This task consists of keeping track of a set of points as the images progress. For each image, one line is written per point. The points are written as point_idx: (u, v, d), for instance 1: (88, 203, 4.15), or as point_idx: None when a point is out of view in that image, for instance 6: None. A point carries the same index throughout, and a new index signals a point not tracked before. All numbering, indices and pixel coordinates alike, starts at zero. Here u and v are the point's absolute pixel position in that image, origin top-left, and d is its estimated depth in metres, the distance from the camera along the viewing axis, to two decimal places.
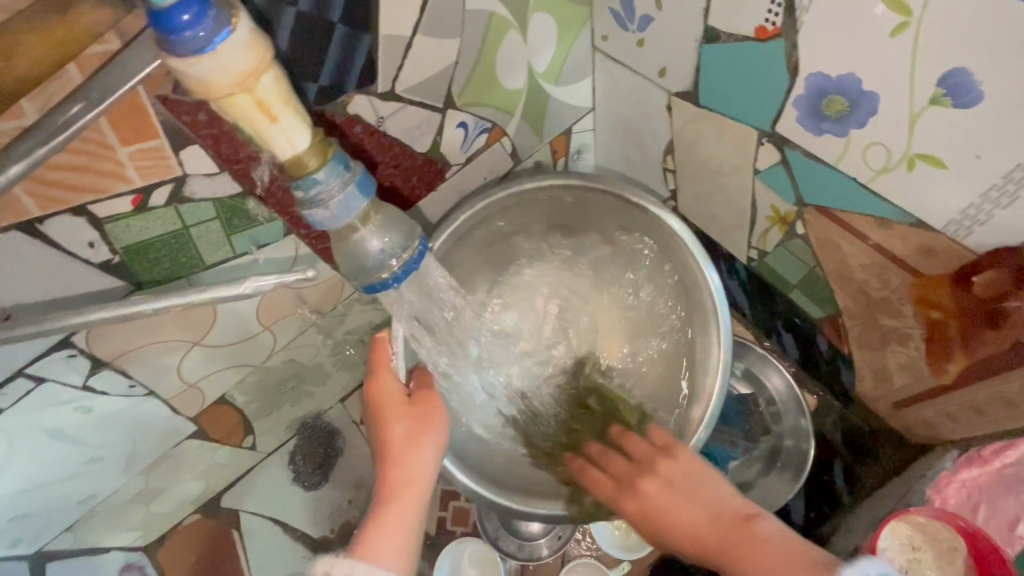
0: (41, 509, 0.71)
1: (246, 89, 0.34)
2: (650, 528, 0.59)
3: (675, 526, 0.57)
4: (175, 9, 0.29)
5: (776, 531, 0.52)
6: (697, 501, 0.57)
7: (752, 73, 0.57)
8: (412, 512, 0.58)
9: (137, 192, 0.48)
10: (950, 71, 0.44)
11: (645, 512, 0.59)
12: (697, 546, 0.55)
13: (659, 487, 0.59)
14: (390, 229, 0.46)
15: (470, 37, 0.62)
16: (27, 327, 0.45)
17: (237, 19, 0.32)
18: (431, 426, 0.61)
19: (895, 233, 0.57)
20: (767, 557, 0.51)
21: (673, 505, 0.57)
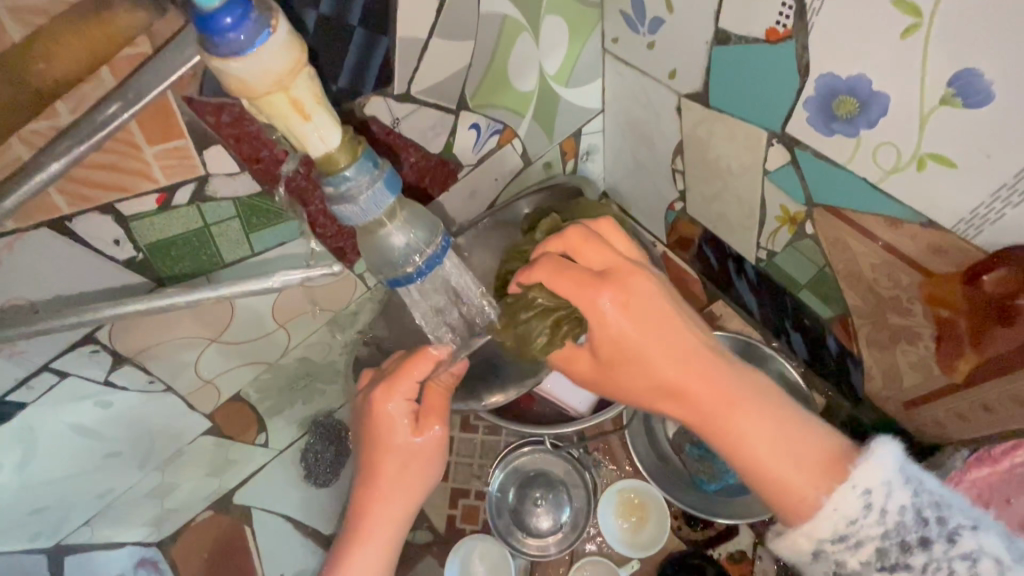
0: (59, 503, 0.72)
1: (281, 88, 0.34)
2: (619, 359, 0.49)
3: (659, 364, 0.47)
4: (218, 12, 0.30)
5: (772, 394, 0.48)
6: (688, 331, 0.48)
7: (762, 74, 0.58)
8: (401, 515, 0.57)
9: (162, 191, 0.49)
10: (960, 72, 0.44)
11: (627, 334, 0.47)
12: (674, 390, 0.48)
13: (651, 308, 0.47)
14: (414, 224, 0.46)
15: (484, 39, 0.63)
16: (70, 316, 0.47)
17: (277, 21, 0.33)
18: (431, 422, 0.56)
19: (905, 232, 0.57)
20: (761, 414, 0.46)
21: (662, 334, 0.47)
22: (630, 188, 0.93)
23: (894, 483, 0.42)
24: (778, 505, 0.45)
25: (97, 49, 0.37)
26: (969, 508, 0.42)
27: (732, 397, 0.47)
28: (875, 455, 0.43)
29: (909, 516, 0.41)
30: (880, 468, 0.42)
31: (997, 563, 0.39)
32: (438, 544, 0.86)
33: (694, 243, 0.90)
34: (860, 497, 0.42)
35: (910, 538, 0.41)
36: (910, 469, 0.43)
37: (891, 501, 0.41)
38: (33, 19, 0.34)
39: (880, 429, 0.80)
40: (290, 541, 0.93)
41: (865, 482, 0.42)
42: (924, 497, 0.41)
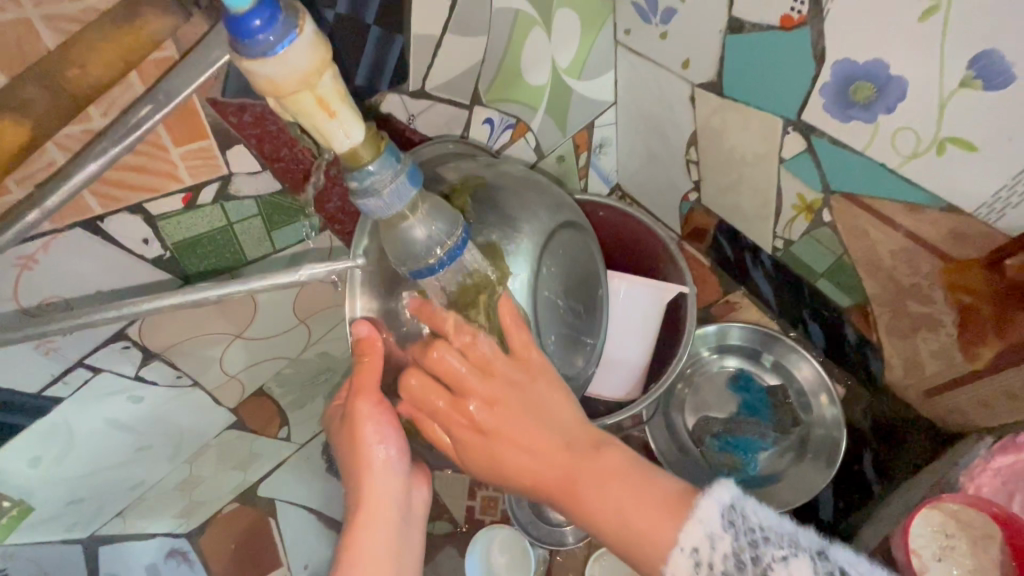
0: (94, 494, 0.74)
1: (309, 87, 0.34)
2: (480, 461, 0.50)
3: (510, 463, 0.49)
4: (249, 13, 0.30)
5: (618, 459, 0.47)
6: (535, 421, 0.49)
7: (776, 61, 0.57)
8: (391, 489, 0.54)
9: (188, 190, 0.50)
10: (980, 54, 0.44)
11: (484, 425, 0.49)
12: (533, 488, 0.49)
13: (500, 400, 0.48)
14: (437, 217, 0.45)
15: (497, 34, 0.63)
16: (108, 309, 0.45)
17: (303, 24, 0.33)
18: (364, 399, 0.52)
19: (925, 218, 0.56)
20: (603, 485, 0.46)
21: (514, 431, 0.48)
22: (645, 180, 0.92)
23: (715, 532, 0.39)
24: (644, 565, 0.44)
25: (129, 53, 0.38)
26: (789, 535, 0.39)
27: (573, 477, 0.47)
28: (699, 509, 0.41)
29: (731, 568, 0.38)
30: (701, 523, 0.40)
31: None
32: (459, 535, 0.88)
33: (708, 234, 0.90)
34: (688, 556, 0.40)
35: None
36: (733, 509, 0.40)
37: (716, 554, 0.39)
38: (67, 27, 0.35)
39: (900, 418, 0.79)
40: (314, 533, 0.96)
41: (691, 541, 0.40)
42: (742, 538, 0.38)
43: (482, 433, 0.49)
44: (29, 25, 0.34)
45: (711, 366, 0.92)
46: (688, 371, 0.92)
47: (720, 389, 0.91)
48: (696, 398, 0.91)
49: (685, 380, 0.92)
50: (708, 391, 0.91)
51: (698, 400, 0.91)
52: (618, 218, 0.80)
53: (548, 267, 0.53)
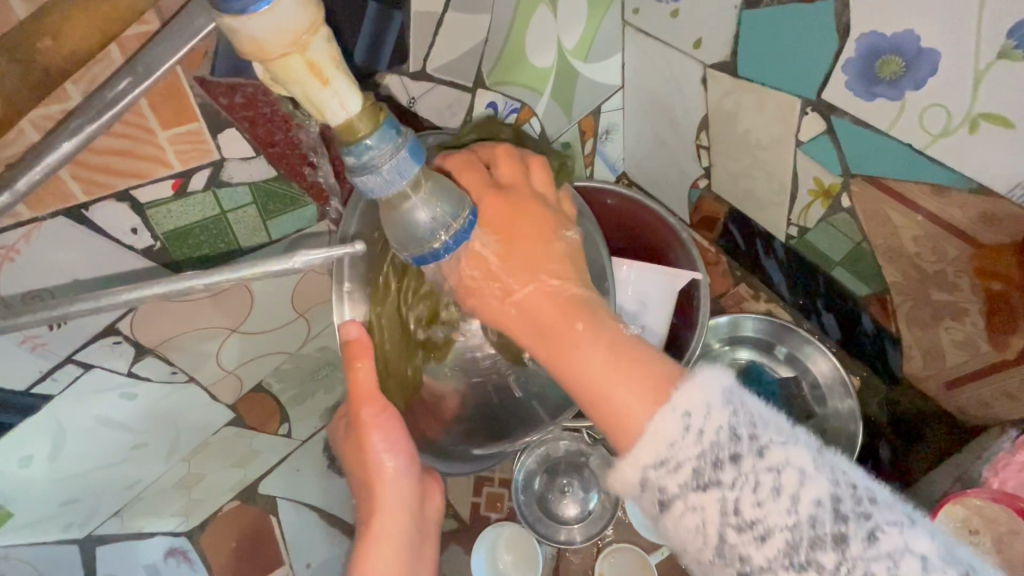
0: (89, 493, 0.72)
1: (299, 49, 0.31)
2: (475, 297, 0.48)
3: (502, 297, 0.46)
4: None
5: (613, 324, 0.45)
6: (540, 264, 0.47)
7: (796, 37, 0.55)
8: (404, 494, 0.52)
9: (177, 176, 0.48)
10: (1022, 22, 0.41)
11: (487, 269, 0.47)
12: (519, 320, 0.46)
13: (509, 236, 0.47)
14: (441, 197, 0.40)
15: (501, 12, 0.60)
16: (85, 302, 0.41)
17: None
18: (365, 406, 0.50)
19: (953, 201, 0.54)
20: (596, 339, 0.44)
21: (509, 275, 0.46)
22: (653, 167, 0.90)
23: (714, 404, 0.38)
24: (610, 429, 0.42)
25: (108, 24, 0.34)
26: (786, 428, 0.37)
27: (564, 327, 0.45)
28: (697, 377, 0.39)
29: (723, 438, 0.37)
30: (698, 389, 0.38)
31: (801, 474, 0.35)
32: (465, 533, 0.86)
33: (719, 222, 0.87)
34: (680, 419, 0.38)
35: (720, 457, 0.36)
36: (733, 392, 0.38)
37: (708, 422, 0.37)
38: None
39: (918, 410, 0.77)
40: (316, 531, 0.94)
41: (686, 404, 0.38)
42: (741, 416, 0.37)
43: (470, 276, 0.47)
44: None
45: (722, 358, 0.89)
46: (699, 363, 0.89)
47: None
48: None
49: None
50: None
51: None
52: (627, 206, 0.78)
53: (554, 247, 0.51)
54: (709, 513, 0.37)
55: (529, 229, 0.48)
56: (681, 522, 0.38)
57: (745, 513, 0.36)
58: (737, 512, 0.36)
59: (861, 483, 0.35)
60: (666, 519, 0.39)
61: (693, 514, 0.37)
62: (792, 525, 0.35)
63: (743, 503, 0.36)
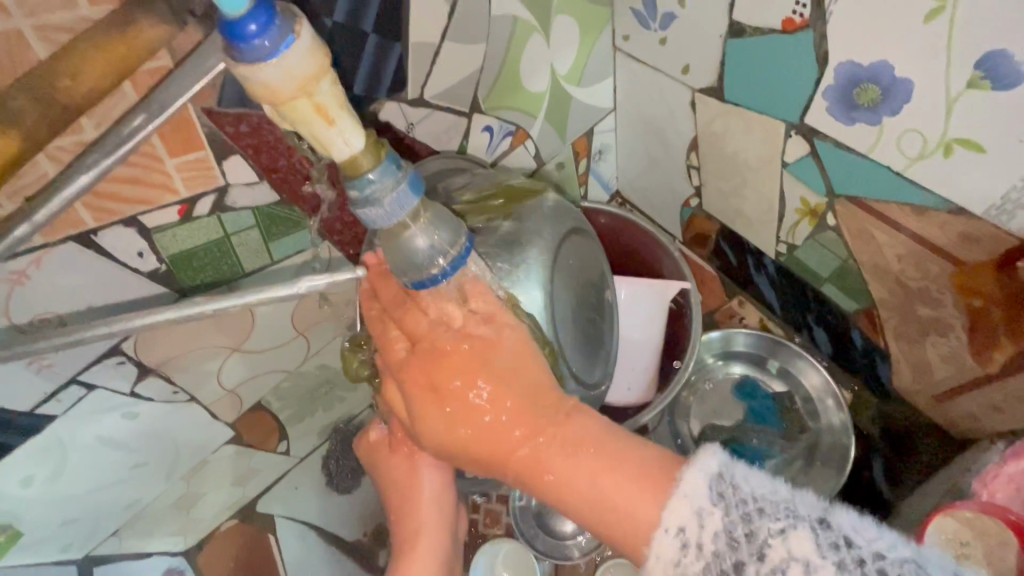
0: (88, 514, 0.73)
1: (307, 94, 0.33)
2: (446, 445, 0.46)
3: (478, 432, 0.44)
4: (244, 18, 0.30)
5: (592, 430, 0.43)
6: (503, 386, 0.43)
7: (778, 65, 0.57)
8: (441, 513, 0.55)
9: (183, 202, 0.49)
10: (988, 54, 0.43)
11: (453, 412, 0.44)
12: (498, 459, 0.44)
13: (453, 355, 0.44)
14: (439, 224, 0.42)
15: (495, 41, 0.63)
16: (100, 327, 0.44)
17: (301, 27, 0.32)
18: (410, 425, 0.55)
19: (933, 221, 0.56)
20: (577, 455, 0.42)
21: (480, 392, 0.43)
22: (645, 185, 0.92)
23: (705, 507, 0.37)
24: (619, 542, 0.41)
25: (121, 62, 0.36)
26: (782, 503, 0.36)
27: (541, 451, 0.43)
28: (685, 483, 0.38)
29: (723, 546, 0.35)
30: (689, 497, 0.37)
31: (806, 566, 0.34)
32: (463, 551, 0.86)
33: (711, 240, 0.89)
34: (676, 539, 0.37)
35: (726, 567, 0.35)
36: (721, 482, 0.37)
37: (705, 532, 0.36)
38: (59, 36, 0.36)
39: (910, 423, 0.78)
40: (315, 549, 0.94)
41: (678, 521, 0.37)
42: (733, 513, 0.36)
43: (445, 412, 0.44)
44: (18, 34, 0.34)
45: (716, 374, 0.91)
46: (693, 379, 0.91)
47: (726, 396, 0.90)
48: (703, 407, 0.90)
49: (691, 388, 0.91)
50: (715, 400, 0.90)
51: (704, 408, 0.90)
52: (619, 224, 0.80)
53: (559, 279, 0.51)
54: None
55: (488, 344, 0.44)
56: None
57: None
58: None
59: (867, 552, 0.34)
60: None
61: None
62: None
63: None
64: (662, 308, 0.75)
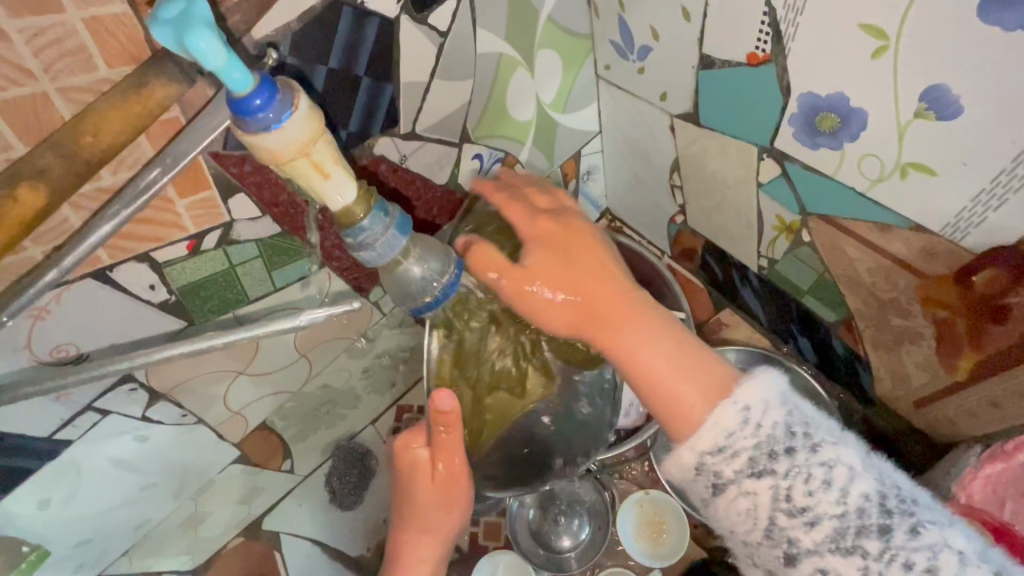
0: (101, 534, 0.75)
1: (304, 153, 0.37)
2: (542, 303, 0.48)
3: (570, 303, 0.48)
4: (250, 95, 0.34)
5: (668, 320, 0.49)
6: (605, 268, 0.50)
7: (746, 95, 0.61)
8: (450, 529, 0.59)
9: (192, 238, 0.53)
10: (930, 88, 0.47)
11: (560, 281, 0.49)
12: (586, 316, 0.48)
13: (573, 245, 0.50)
14: (429, 256, 0.47)
15: (482, 77, 0.67)
16: (118, 362, 0.52)
17: (298, 99, 0.37)
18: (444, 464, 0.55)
19: (896, 237, 0.59)
20: (660, 335, 0.48)
21: (585, 277, 0.49)
22: (633, 203, 0.95)
23: (773, 403, 0.44)
24: (665, 413, 0.46)
25: (136, 119, 0.39)
26: (832, 429, 0.44)
27: (630, 321, 0.48)
28: (756, 380, 0.44)
29: (780, 432, 0.43)
30: (757, 390, 0.44)
31: (850, 471, 0.42)
32: (462, 564, 0.87)
33: (697, 255, 0.92)
34: (739, 412, 0.44)
35: (779, 451, 0.42)
36: (789, 394, 0.45)
37: (767, 418, 0.43)
38: (80, 97, 0.39)
39: (893, 429, 0.81)
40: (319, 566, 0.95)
41: (746, 400, 0.44)
42: (795, 415, 0.43)
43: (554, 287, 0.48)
44: (44, 97, 0.38)
45: None
46: None
47: None
48: None
49: None
50: None
51: None
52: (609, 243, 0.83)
53: None
54: (761, 498, 0.43)
55: (595, 243, 0.51)
56: (733, 505, 0.44)
57: (796, 500, 0.42)
58: (788, 499, 0.42)
59: (893, 481, 0.43)
60: (719, 501, 0.45)
61: (745, 499, 0.43)
62: (839, 513, 0.41)
63: (795, 489, 0.42)
64: None
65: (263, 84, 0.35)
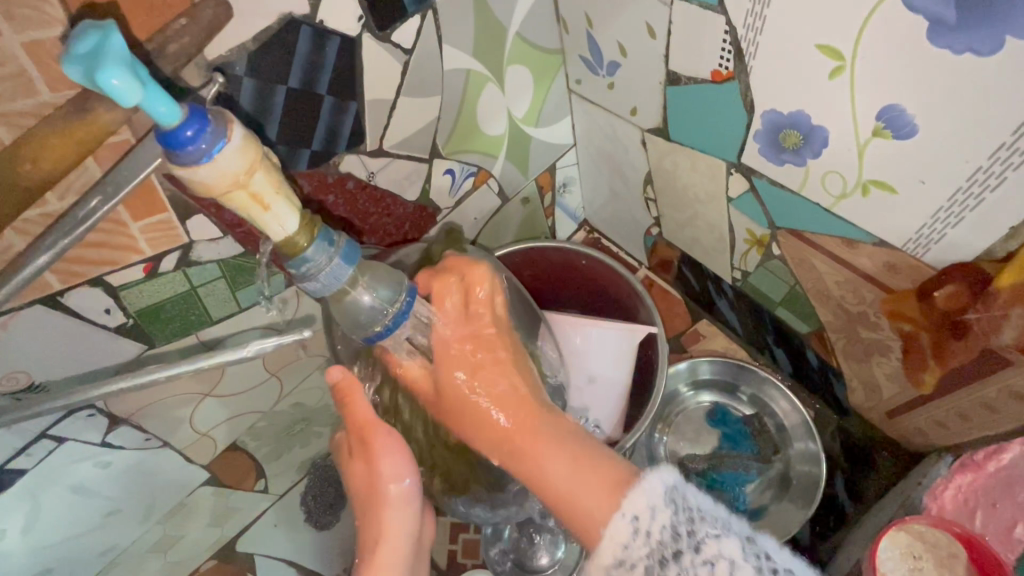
0: (64, 562, 0.73)
1: (241, 187, 0.38)
2: (454, 410, 0.50)
3: (482, 417, 0.48)
4: (179, 127, 0.34)
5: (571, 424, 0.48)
6: (511, 379, 0.50)
7: (712, 112, 0.61)
8: (407, 525, 0.53)
9: (148, 261, 0.52)
10: (885, 108, 0.48)
11: (463, 387, 0.49)
12: (492, 433, 0.48)
13: (478, 342, 0.50)
14: (378, 284, 0.47)
15: (450, 93, 0.66)
16: (59, 399, 0.51)
17: (232, 129, 0.37)
18: (374, 435, 0.51)
19: (862, 252, 0.60)
20: (557, 442, 0.46)
21: (489, 390, 0.49)
22: (610, 215, 0.95)
23: (658, 504, 0.41)
24: (576, 528, 0.44)
25: (79, 145, 0.39)
26: (717, 516, 0.42)
27: (529, 431, 0.47)
28: (645, 481, 0.42)
29: (667, 537, 0.40)
30: (645, 493, 0.42)
31: (732, 565, 0.39)
32: None
33: (673, 265, 0.93)
34: (627, 523, 0.42)
35: (669, 557, 0.40)
36: (676, 488, 0.42)
37: (654, 523, 0.41)
38: (21, 121, 0.38)
39: (868, 438, 0.82)
40: None
41: (634, 509, 0.42)
42: (681, 513, 0.41)
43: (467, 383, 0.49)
44: None
45: (687, 403, 0.93)
46: (667, 410, 0.93)
47: (699, 424, 0.92)
48: (675, 436, 0.92)
49: (665, 419, 0.92)
50: (688, 429, 0.92)
51: (680, 439, 0.91)
52: (584, 257, 0.82)
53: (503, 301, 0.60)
54: None
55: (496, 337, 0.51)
56: None
57: None
58: None
59: (781, 566, 0.40)
60: None
61: None
62: None
63: None
64: (630, 351, 0.78)
65: (192, 115, 0.35)
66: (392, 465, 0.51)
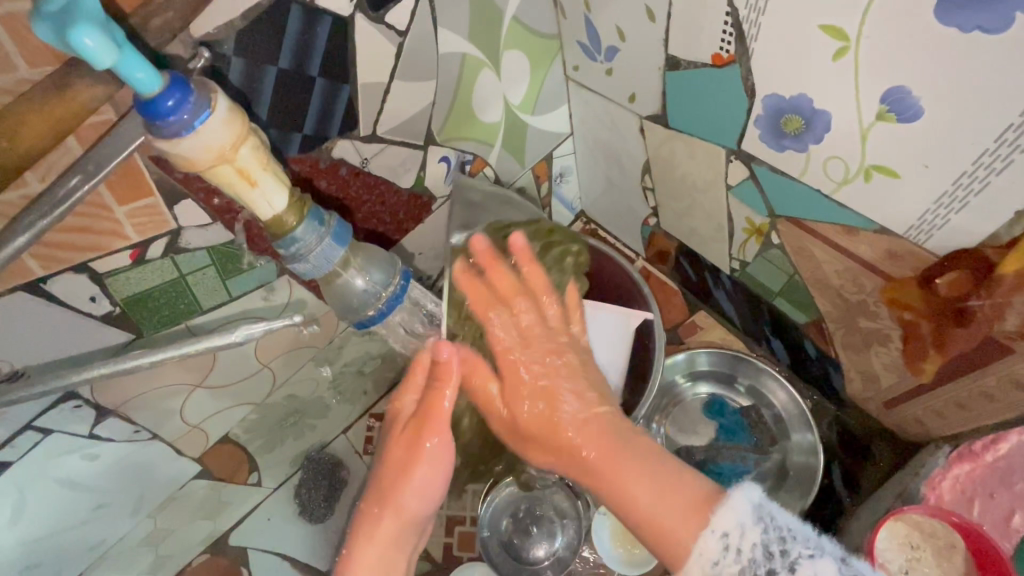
0: (52, 557, 0.72)
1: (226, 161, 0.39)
2: (536, 434, 0.56)
3: (561, 438, 0.54)
4: (159, 96, 0.34)
5: (647, 443, 0.51)
6: (591, 401, 0.55)
7: (712, 97, 0.60)
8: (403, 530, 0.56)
9: (134, 247, 0.50)
10: (890, 90, 0.47)
11: (542, 407, 0.55)
12: (573, 458, 0.53)
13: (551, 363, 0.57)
14: (370, 268, 0.50)
15: (445, 77, 0.64)
16: (36, 386, 0.49)
17: (216, 102, 0.37)
18: (434, 434, 0.55)
19: (862, 239, 0.59)
20: (641, 468, 0.49)
21: (562, 411, 0.55)
22: (607, 206, 0.95)
23: (746, 523, 0.41)
24: (661, 548, 0.46)
25: (62, 124, 0.38)
26: (810, 536, 0.41)
27: (609, 459, 0.51)
28: (731, 499, 0.43)
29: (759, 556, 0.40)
30: (732, 511, 0.42)
31: None
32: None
33: (671, 256, 0.92)
34: (717, 540, 0.42)
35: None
36: (762, 506, 0.42)
37: (743, 542, 0.41)
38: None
39: (866, 429, 0.81)
40: None
41: (723, 526, 0.42)
42: (772, 531, 0.40)
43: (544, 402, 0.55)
44: None
45: (684, 394, 0.92)
46: (663, 402, 0.92)
47: (696, 416, 0.91)
48: (673, 427, 0.91)
49: (661, 410, 0.92)
50: (684, 420, 0.91)
51: (677, 431, 0.91)
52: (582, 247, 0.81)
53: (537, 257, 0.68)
54: None
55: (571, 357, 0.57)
56: None
57: None
58: None
59: None
60: None
61: None
62: None
63: None
64: (627, 332, 0.76)
65: (174, 84, 0.35)
66: (430, 478, 0.56)
